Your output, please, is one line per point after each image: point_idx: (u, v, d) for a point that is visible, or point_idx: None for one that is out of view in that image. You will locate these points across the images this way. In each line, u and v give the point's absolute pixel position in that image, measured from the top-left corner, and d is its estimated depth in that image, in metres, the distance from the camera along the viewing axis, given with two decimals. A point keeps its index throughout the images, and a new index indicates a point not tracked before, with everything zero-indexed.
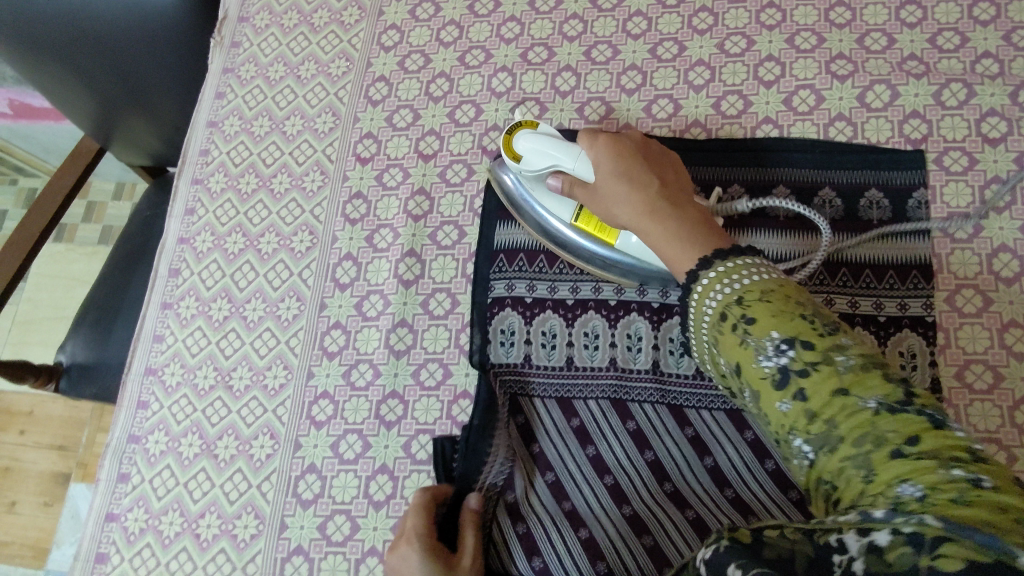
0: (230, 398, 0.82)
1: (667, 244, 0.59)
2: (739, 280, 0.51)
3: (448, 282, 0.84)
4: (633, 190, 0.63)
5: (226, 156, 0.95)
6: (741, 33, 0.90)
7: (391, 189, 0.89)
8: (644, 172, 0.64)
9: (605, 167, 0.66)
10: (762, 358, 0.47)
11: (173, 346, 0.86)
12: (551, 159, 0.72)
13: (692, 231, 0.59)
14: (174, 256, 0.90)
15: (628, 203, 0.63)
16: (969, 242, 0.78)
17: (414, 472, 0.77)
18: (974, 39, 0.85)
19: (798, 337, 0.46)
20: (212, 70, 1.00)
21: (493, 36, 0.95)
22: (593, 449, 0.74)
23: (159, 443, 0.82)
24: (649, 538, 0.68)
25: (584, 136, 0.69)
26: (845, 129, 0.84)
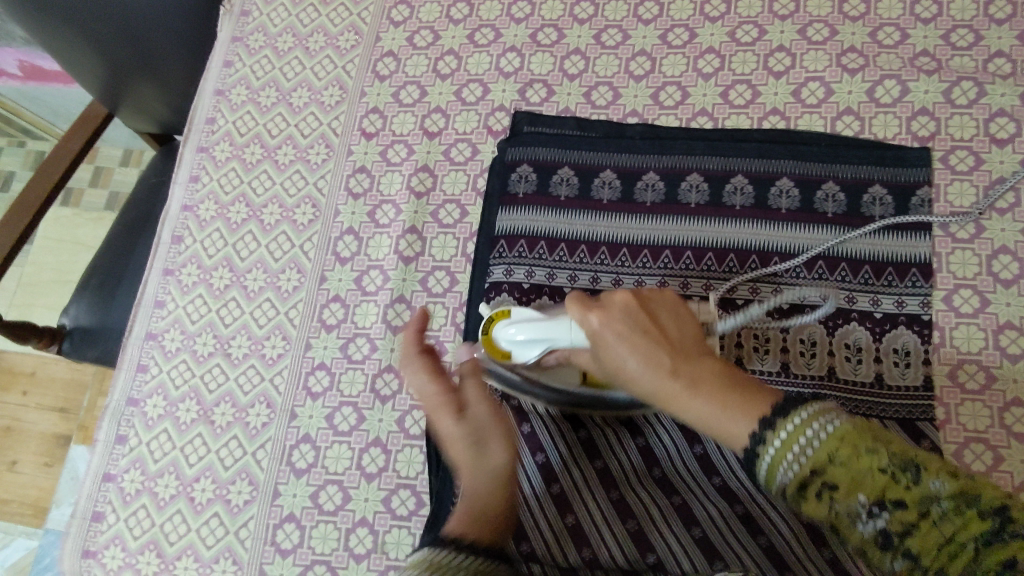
0: (228, 365, 0.83)
1: (717, 424, 0.52)
2: (808, 445, 0.49)
3: (448, 261, 0.84)
4: (647, 371, 0.54)
5: (232, 125, 0.95)
6: (753, 22, 0.89)
7: (395, 165, 0.89)
8: (649, 341, 0.54)
9: (608, 344, 0.55)
10: (859, 522, 0.49)
11: (174, 312, 0.87)
12: (543, 343, 0.64)
13: (732, 400, 0.52)
14: (177, 223, 0.91)
15: (645, 384, 0.54)
16: (970, 242, 0.78)
17: (407, 447, 0.78)
18: (988, 37, 0.84)
19: (887, 495, 0.48)
20: (220, 38, 1.00)
21: (504, 16, 0.94)
22: (586, 434, 0.78)
23: (157, 407, 0.83)
24: (633, 523, 0.69)
25: (573, 306, 0.57)
26: (853, 123, 0.84)
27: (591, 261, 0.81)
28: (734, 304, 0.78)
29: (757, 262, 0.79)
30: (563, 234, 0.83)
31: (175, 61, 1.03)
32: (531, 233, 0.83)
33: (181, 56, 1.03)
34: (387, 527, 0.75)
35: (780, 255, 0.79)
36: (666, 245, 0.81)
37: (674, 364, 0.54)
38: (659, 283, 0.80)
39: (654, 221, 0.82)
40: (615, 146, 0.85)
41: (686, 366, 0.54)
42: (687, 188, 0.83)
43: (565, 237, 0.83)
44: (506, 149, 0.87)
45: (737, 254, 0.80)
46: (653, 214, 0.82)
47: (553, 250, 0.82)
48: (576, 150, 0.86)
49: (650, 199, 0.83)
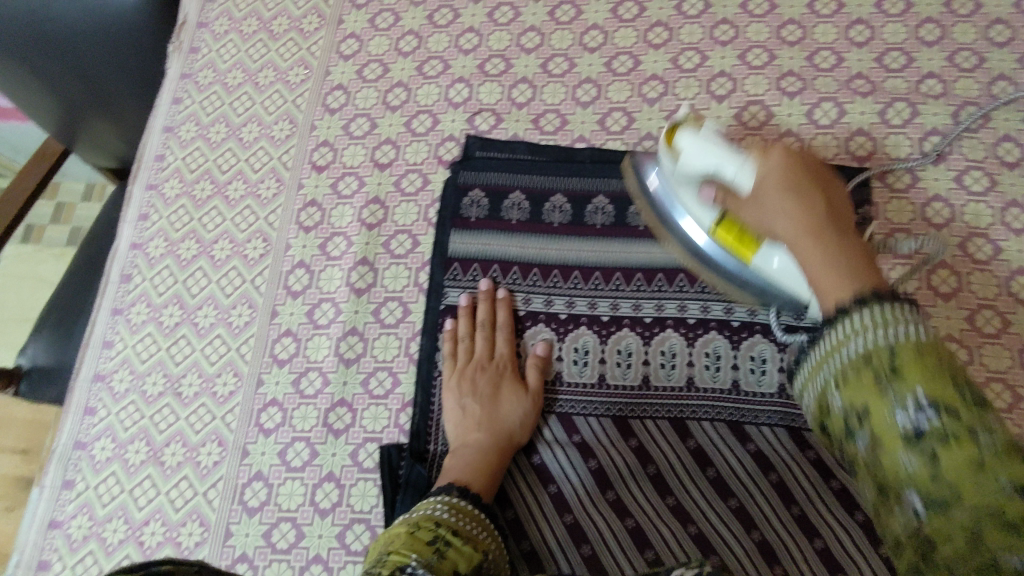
0: (179, 405, 0.83)
1: (824, 267, 0.52)
2: (894, 327, 0.44)
3: (399, 291, 0.85)
4: (798, 210, 0.56)
5: (182, 162, 0.96)
6: (695, 48, 0.92)
7: (346, 198, 0.91)
8: (813, 190, 0.58)
9: (772, 189, 0.59)
10: (898, 411, 0.42)
11: (123, 352, 0.87)
12: (713, 165, 0.63)
13: (851, 257, 0.52)
14: (126, 261, 0.92)
15: (785, 223, 0.57)
16: (909, 257, 0.80)
17: (361, 481, 0.78)
18: (919, 59, 0.87)
19: (942, 399, 0.42)
20: (170, 75, 1.01)
21: (451, 47, 0.97)
22: (539, 458, 0.78)
23: (105, 450, 0.82)
24: (587, 547, 0.74)
25: (759, 148, 0.62)
26: (794, 144, 0.86)
27: (545, 285, 0.84)
28: (686, 323, 0.81)
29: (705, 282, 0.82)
30: (515, 257, 0.85)
31: (128, 99, 1.03)
32: (484, 257, 0.86)
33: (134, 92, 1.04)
34: (341, 563, 0.75)
35: None
36: (617, 265, 0.84)
37: (827, 214, 0.56)
38: (612, 306, 0.82)
39: (603, 243, 0.85)
40: (559, 170, 0.88)
41: (836, 223, 0.56)
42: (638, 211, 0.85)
43: (518, 261, 0.85)
44: (459, 172, 0.89)
45: (686, 273, 0.82)
46: (601, 234, 0.85)
47: (505, 273, 0.85)
48: (528, 175, 0.88)
49: (601, 221, 0.86)
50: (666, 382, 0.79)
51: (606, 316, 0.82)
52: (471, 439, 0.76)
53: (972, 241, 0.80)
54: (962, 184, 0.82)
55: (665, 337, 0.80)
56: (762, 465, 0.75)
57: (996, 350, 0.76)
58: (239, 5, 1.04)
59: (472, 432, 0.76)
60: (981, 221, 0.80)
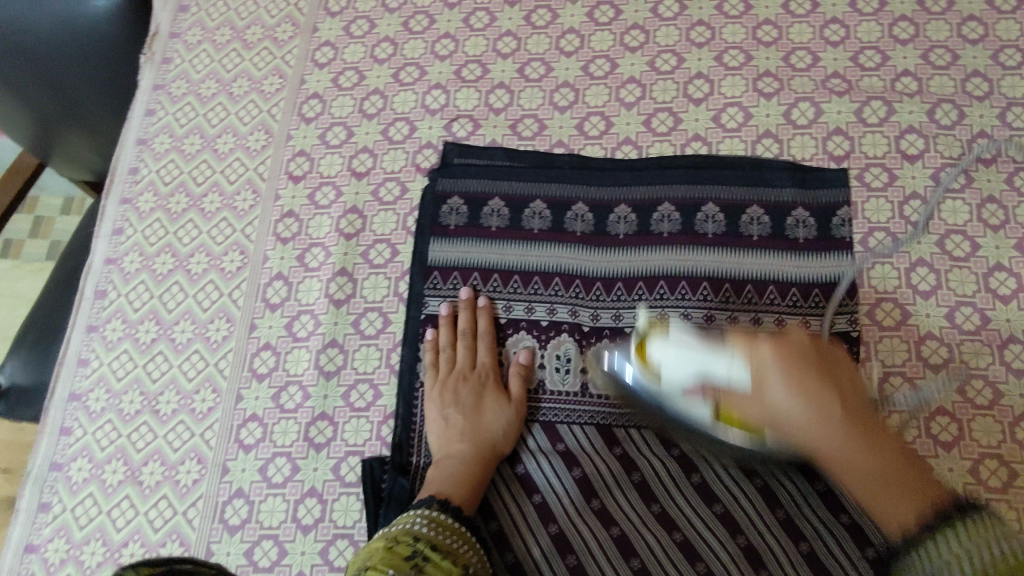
0: (157, 423, 0.83)
1: (865, 487, 0.59)
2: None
3: (380, 302, 0.84)
4: (817, 419, 0.60)
5: (156, 175, 0.95)
6: (738, 47, 0.90)
7: (389, 204, 0.88)
8: (828, 386, 0.61)
9: (774, 385, 0.61)
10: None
11: (97, 370, 0.87)
12: (697, 366, 0.64)
13: (895, 467, 0.58)
14: (100, 277, 0.91)
15: (812, 437, 0.60)
16: (966, 260, 0.77)
17: (343, 495, 0.77)
18: (964, 57, 0.85)
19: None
20: (142, 86, 1.00)
21: (490, 51, 0.94)
22: (579, 472, 0.74)
23: (116, 473, 0.81)
24: (637, 561, 0.70)
25: (741, 344, 0.63)
26: (844, 142, 0.83)
27: (587, 298, 0.80)
28: None
29: (754, 294, 0.78)
30: (569, 268, 0.81)
31: (103, 107, 1.03)
32: (530, 269, 0.82)
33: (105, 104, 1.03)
34: None
35: (797, 286, 0.77)
36: (660, 275, 0.79)
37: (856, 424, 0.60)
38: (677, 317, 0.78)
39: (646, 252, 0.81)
40: (591, 178, 0.85)
41: (861, 417, 0.61)
42: (703, 218, 0.81)
43: (571, 272, 0.81)
44: (437, 180, 0.87)
45: (734, 284, 0.78)
46: (644, 244, 0.81)
47: (548, 284, 0.81)
48: (580, 185, 0.85)
49: (666, 229, 0.81)
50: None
51: None
52: (454, 450, 0.73)
53: None
54: (1015, 185, 0.80)
55: None
56: (808, 476, 0.72)
57: None
58: (271, 10, 1.01)
59: (455, 443, 0.74)
60: None
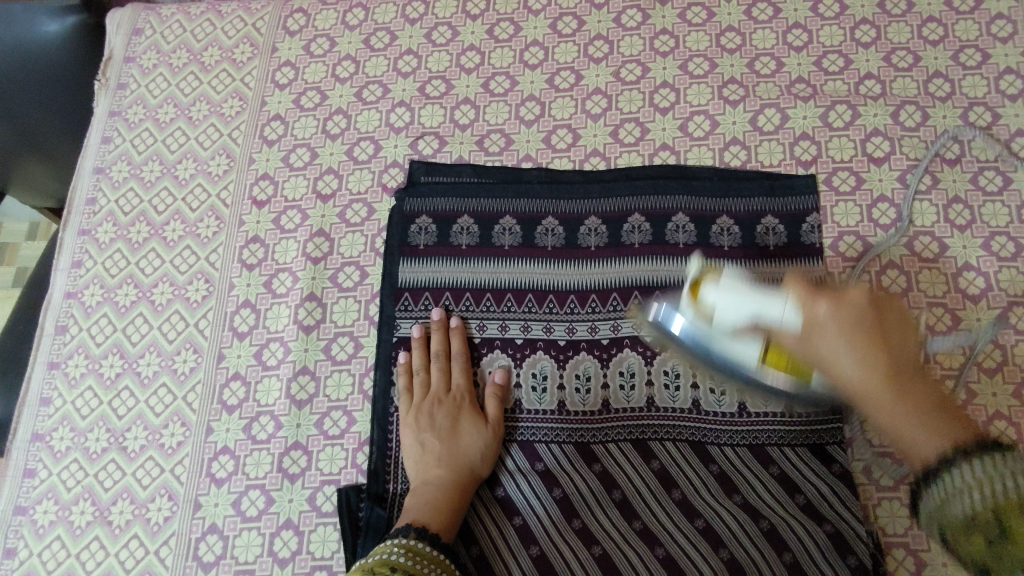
0: (125, 460, 0.80)
1: (905, 431, 0.54)
2: (1003, 480, 0.47)
3: (351, 326, 0.82)
4: (865, 367, 0.56)
5: (115, 205, 0.92)
6: (702, 55, 0.90)
7: (356, 226, 0.86)
8: (873, 338, 0.56)
9: (826, 331, 0.57)
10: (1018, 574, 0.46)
11: (61, 409, 0.83)
12: (752, 308, 0.61)
13: (929, 419, 0.54)
14: (60, 312, 0.88)
15: (856, 378, 0.56)
16: (935, 261, 0.78)
17: (320, 526, 0.75)
18: (925, 58, 0.86)
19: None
20: (97, 114, 0.97)
21: (454, 66, 0.93)
22: (559, 491, 0.73)
23: (85, 514, 0.78)
24: None
25: (797, 289, 0.59)
26: (810, 147, 0.84)
27: (562, 312, 0.79)
28: None
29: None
30: (542, 284, 0.80)
31: (61, 141, 1.02)
32: (502, 286, 0.81)
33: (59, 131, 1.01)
34: None
35: None
36: (634, 286, 0.79)
37: (891, 373, 0.55)
38: None
39: (619, 263, 0.80)
40: (560, 191, 0.84)
41: (903, 372, 0.56)
42: (674, 228, 0.81)
43: (544, 288, 0.80)
44: (404, 199, 0.85)
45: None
46: (617, 256, 0.80)
47: (521, 301, 0.80)
48: (550, 199, 0.84)
49: (638, 240, 0.81)
50: (671, 403, 0.74)
51: (650, 337, 0.77)
52: (431, 476, 0.71)
53: (995, 240, 0.78)
54: (979, 185, 0.80)
55: None
56: (788, 486, 0.70)
57: None
58: (229, 31, 1.00)
59: (432, 469, 0.72)
60: (999, 220, 0.79)
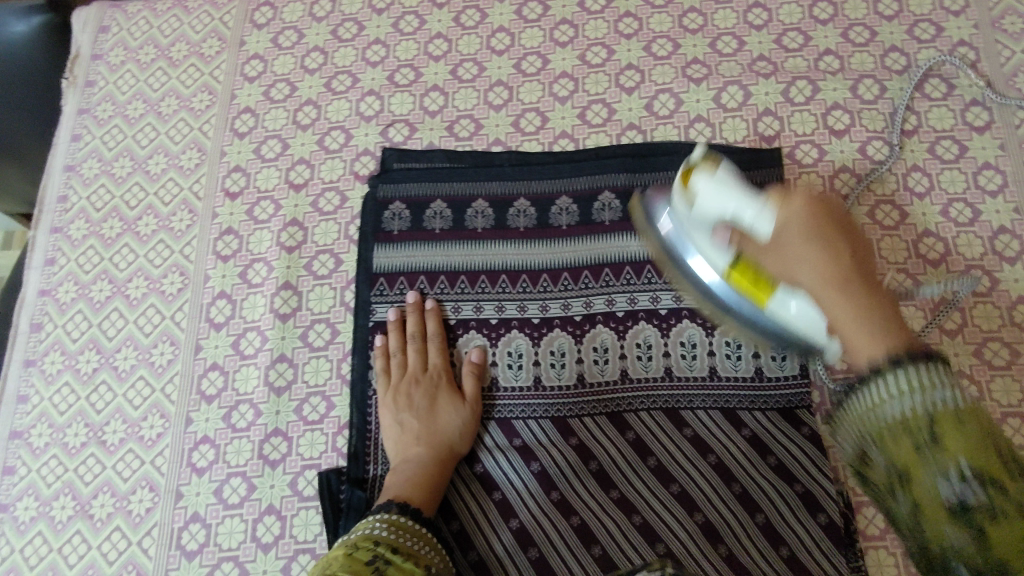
0: (104, 454, 0.80)
1: (864, 333, 0.44)
2: (929, 391, 0.38)
3: (327, 312, 0.83)
4: (825, 267, 0.48)
5: (87, 202, 0.92)
6: (666, 36, 0.91)
7: (329, 214, 0.87)
8: (834, 249, 0.49)
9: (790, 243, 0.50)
10: (941, 479, 0.36)
11: (39, 406, 0.83)
12: (729, 207, 0.58)
13: (889, 330, 0.43)
14: (35, 310, 0.88)
15: (810, 280, 0.49)
16: (896, 228, 0.80)
17: (302, 510, 0.75)
18: (882, 33, 0.88)
19: (986, 469, 0.36)
20: (66, 111, 0.97)
21: (422, 54, 0.94)
22: (537, 465, 0.74)
23: (65, 508, 0.78)
24: (598, 548, 0.71)
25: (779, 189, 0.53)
26: (773, 123, 0.86)
27: (535, 291, 0.80)
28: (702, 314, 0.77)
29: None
30: (515, 264, 0.81)
31: (27, 139, 1.01)
32: (475, 267, 0.82)
33: (28, 134, 1.01)
34: None
35: None
36: (605, 264, 0.80)
37: (860, 279, 0.47)
38: (625, 303, 0.79)
39: (590, 242, 0.81)
40: (531, 173, 0.85)
41: (865, 284, 0.47)
42: None
43: (518, 268, 0.81)
44: (377, 186, 0.86)
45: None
46: (587, 233, 0.82)
47: (495, 282, 0.81)
48: (521, 181, 0.85)
49: (609, 217, 0.82)
50: (644, 374, 0.76)
51: (621, 312, 0.78)
52: (411, 455, 0.73)
53: (953, 206, 0.80)
54: (936, 154, 0.82)
55: (683, 327, 0.77)
56: (759, 450, 0.72)
57: (985, 309, 0.76)
58: (196, 25, 1.00)
59: (411, 447, 0.73)
60: (956, 187, 0.81)
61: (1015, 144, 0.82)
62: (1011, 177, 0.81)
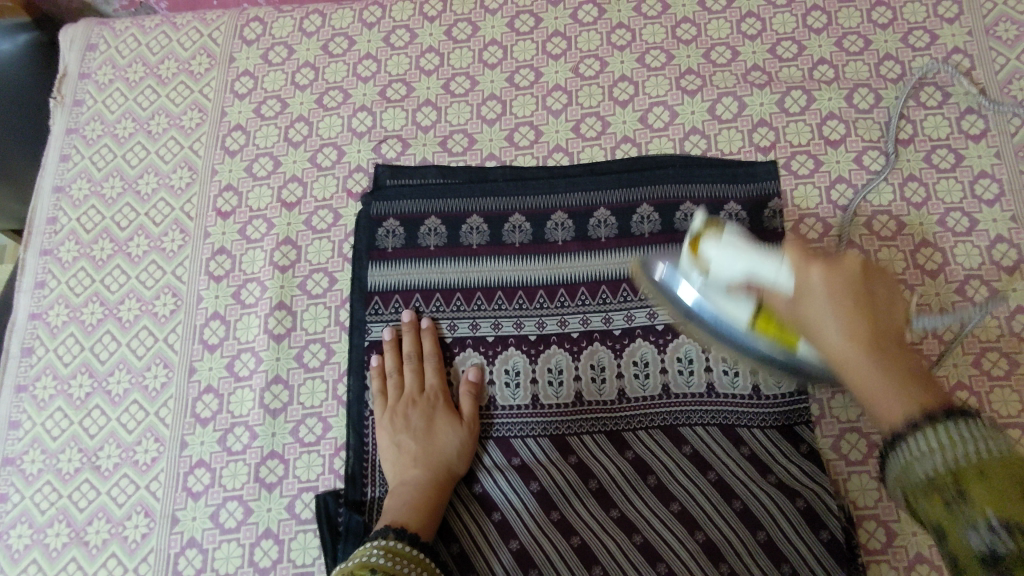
0: (98, 479, 0.79)
1: (873, 385, 0.52)
2: (962, 448, 0.44)
3: (322, 332, 0.82)
4: (845, 326, 0.54)
5: (77, 223, 0.91)
6: (659, 47, 0.91)
7: (323, 232, 0.86)
8: (858, 308, 0.55)
9: (817, 301, 0.56)
10: (972, 534, 0.42)
11: (31, 431, 0.82)
12: (745, 270, 0.61)
13: (898, 379, 0.51)
14: (26, 333, 0.87)
15: (833, 338, 0.55)
16: (893, 238, 0.80)
17: (300, 534, 0.75)
18: (875, 42, 0.88)
19: (1011, 517, 0.41)
20: (54, 131, 0.96)
21: (414, 68, 0.94)
22: (536, 484, 0.73)
23: (59, 536, 0.77)
24: (598, 568, 0.70)
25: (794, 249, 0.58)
26: (768, 133, 0.85)
27: (531, 308, 0.80)
28: None
29: None
30: (512, 281, 0.81)
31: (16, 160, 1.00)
32: (471, 284, 0.81)
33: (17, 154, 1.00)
34: None
35: None
36: (602, 280, 0.80)
37: (874, 338, 0.54)
38: (622, 319, 0.78)
39: (585, 258, 0.81)
40: (526, 188, 0.84)
41: (884, 344, 0.54)
42: (639, 219, 0.82)
43: (514, 285, 0.81)
44: (371, 203, 0.85)
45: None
46: (584, 249, 0.81)
47: (492, 299, 0.80)
48: (516, 196, 0.84)
49: (605, 233, 0.82)
50: (642, 393, 0.76)
51: (618, 330, 0.78)
52: (408, 477, 0.72)
53: (950, 215, 0.80)
54: (932, 163, 0.82)
55: (680, 342, 0.76)
56: (759, 467, 0.72)
57: (984, 320, 0.76)
58: (185, 42, 0.99)
59: (409, 470, 0.72)
60: (952, 196, 0.81)
61: (1010, 152, 0.82)
62: (1007, 185, 0.80)
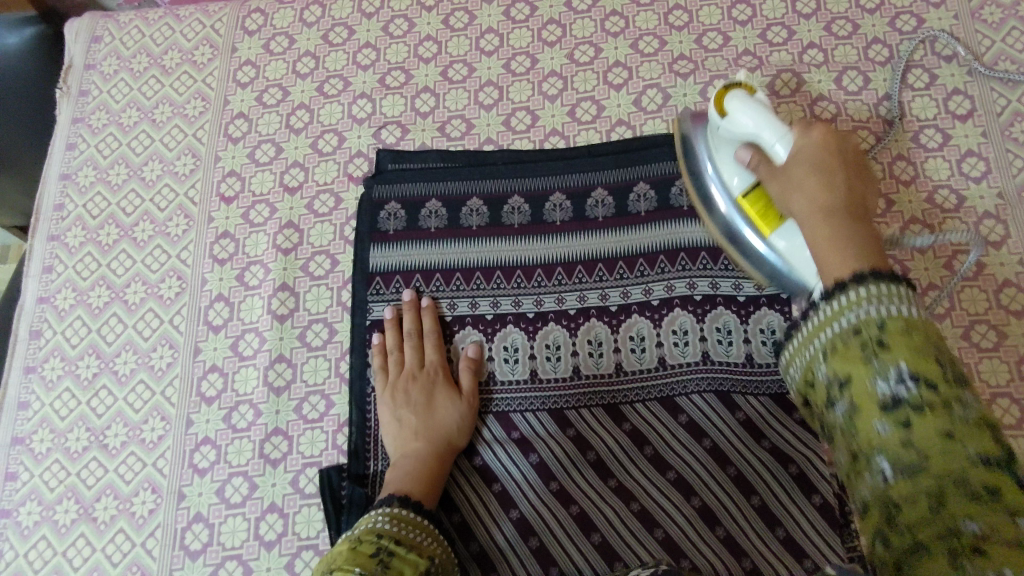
0: (106, 457, 0.81)
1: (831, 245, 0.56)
2: (888, 303, 0.46)
3: (324, 313, 0.84)
4: (822, 193, 0.61)
5: (82, 209, 0.93)
6: (652, 33, 0.92)
7: (324, 216, 0.88)
8: (838, 185, 0.61)
9: (806, 171, 0.62)
10: (880, 380, 0.44)
11: (41, 412, 0.84)
12: (760, 129, 0.66)
13: (857, 241, 0.55)
14: (34, 317, 0.89)
15: (804, 206, 0.61)
16: (883, 216, 0.81)
17: (304, 507, 0.77)
18: (864, 25, 0.89)
19: (925, 371, 0.43)
20: (60, 121, 0.98)
21: (411, 57, 0.95)
22: (536, 456, 0.75)
23: (69, 512, 0.79)
24: (597, 536, 0.72)
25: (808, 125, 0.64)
26: None
27: (529, 286, 0.81)
28: (693, 301, 0.79)
29: (685, 260, 0.80)
30: (510, 260, 0.83)
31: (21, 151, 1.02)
32: (471, 264, 0.83)
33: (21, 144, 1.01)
34: None
35: None
36: (598, 258, 0.82)
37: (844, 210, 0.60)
38: (619, 295, 0.80)
39: (582, 237, 0.83)
40: (525, 170, 0.86)
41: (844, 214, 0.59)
42: (635, 198, 0.83)
43: (513, 264, 0.82)
44: (373, 187, 0.87)
45: (666, 254, 0.80)
46: (581, 228, 0.83)
47: (491, 278, 0.82)
48: (515, 178, 0.86)
49: (602, 213, 0.83)
50: (638, 366, 0.77)
51: (615, 306, 0.80)
52: (409, 449, 0.74)
53: (938, 194, 0.82)
54: (921, 143, 0.84)
55: (674, 316, 0.78)
56: (754, 435, 0.74)
57: (970, 294, 0.78)
58: (187, 33, 1.00)
59: (410, 442, 0.74)
60: (940, 174, 0.82)
61: (997, 131, 0.83)
62: (994, 164, 0.82)
